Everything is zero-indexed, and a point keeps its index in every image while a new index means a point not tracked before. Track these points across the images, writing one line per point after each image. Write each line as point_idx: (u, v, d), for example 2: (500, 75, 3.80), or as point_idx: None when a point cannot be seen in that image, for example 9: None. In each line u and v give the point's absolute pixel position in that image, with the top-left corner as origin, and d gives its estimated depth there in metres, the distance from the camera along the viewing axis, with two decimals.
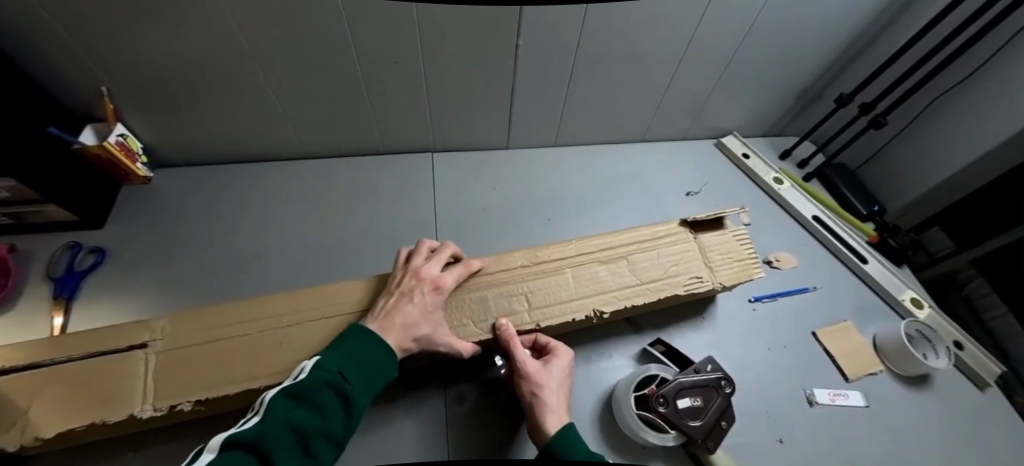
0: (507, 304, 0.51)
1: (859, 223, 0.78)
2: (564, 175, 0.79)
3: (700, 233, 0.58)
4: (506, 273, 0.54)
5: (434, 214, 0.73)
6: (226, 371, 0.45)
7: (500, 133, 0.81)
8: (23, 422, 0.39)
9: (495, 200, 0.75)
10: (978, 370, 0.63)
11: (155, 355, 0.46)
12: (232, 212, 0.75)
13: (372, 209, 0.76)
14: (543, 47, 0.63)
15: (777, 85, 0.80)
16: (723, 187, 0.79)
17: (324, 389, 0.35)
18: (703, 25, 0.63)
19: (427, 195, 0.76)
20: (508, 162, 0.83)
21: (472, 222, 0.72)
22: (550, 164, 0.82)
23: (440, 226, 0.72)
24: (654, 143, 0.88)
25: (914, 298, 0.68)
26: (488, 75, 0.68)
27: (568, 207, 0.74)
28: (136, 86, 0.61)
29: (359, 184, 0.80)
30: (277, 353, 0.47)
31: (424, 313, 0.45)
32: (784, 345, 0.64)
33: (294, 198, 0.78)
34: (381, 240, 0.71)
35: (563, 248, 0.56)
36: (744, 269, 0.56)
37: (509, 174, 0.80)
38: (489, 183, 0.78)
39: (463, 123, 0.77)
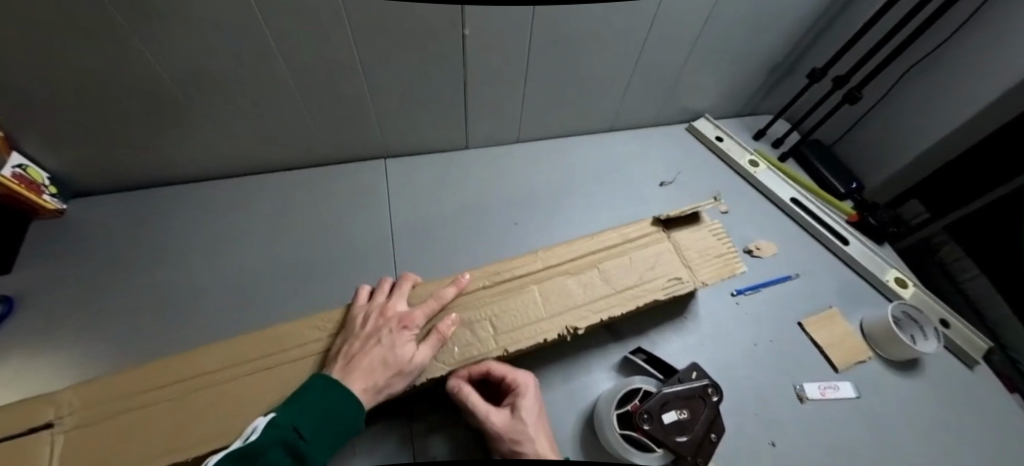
0: (468, 329, 0.45)
1: (836, 202, 0.75)
2: (532, 174, 0.74)
3: (676, 232, 0.54)
4: (467, 295, 0.48)
5: (393, 226, 0.66)
6: (145, 445, 0.36)
7: (459, 133, 0.74)
8: None
9: (457, 207, 0.69)
10: (964, 346, 0.61)
11: (64, 435, 0.36)
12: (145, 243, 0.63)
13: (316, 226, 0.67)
14: (496, 39, 0.57)
15: (749, 61, 0.75)
16: (698, 175, 0.75)
17: (277, 449, 0.30)
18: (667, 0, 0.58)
19: (382, 205, 0.69)
20: (469, 162, 0.76)
21: (432, 233, 0.65)
22: (516, 162, 0.76)
23: (396, 240, 0.64)
24: (624, 132, 0.83)
25: (897, 277, 0.66)
26: (438, 74, 0.61)
27: (537, 208, 0.69)
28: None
29: (301, 199, 0.70)
30: (208, 415, 0.39)
31: (395, 349, 0.39)
32: (771, 339, 0.60)
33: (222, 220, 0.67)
34: (332, 258, 0.63)
35: (528, 263, 0.51)
36: (726, 265, 0.52)
37: (471, 177, 0.73)
38: (450, 188, 0.71)
39: (417, 124, 0.70)
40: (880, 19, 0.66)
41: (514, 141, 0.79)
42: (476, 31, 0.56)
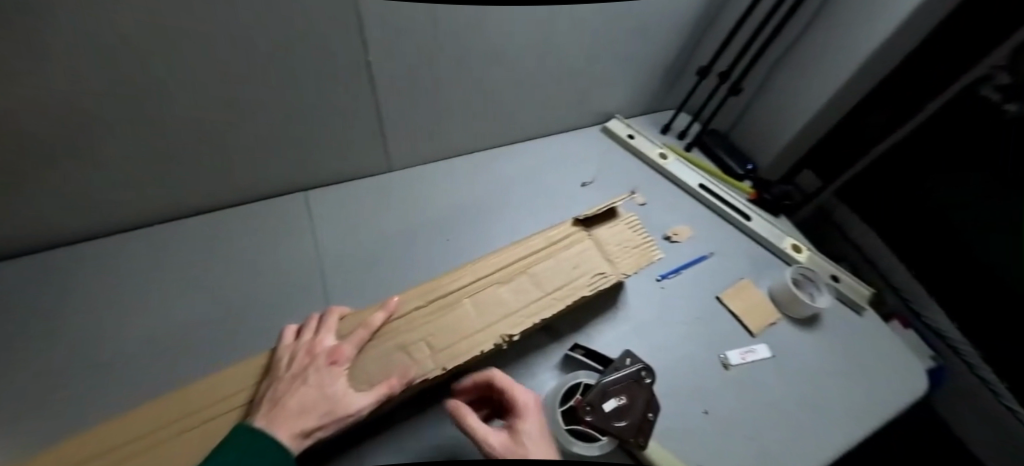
0: (405, 352, 0.44)
1: (736, 183, 0.85)
2: (460, 188, 0.75)
3: (598, 229, 0.57)
4: (400, 318, 0.47)
5: (320, 260, 0.62)
6: None
7: (381, 157, 0.73)
8: None
9: (386, 231, 0.67)
10: (852, 297, 0.71)
11: None
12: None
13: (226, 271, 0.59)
14: (404, 63, 0.59)
15: (646, 62, 0.83)
16: (615, 172, 0.82)
17: None
18: (557, 16, 0.64)
19: (306, 236, 0.65)
20: (394, 184, 0.75)
21: (361, 260, 0.64)
22: (444, 178, 0.77)
23: (326, 273, 0.62)
24: (546, 139, 0.87)
25: (793, 244, 0.75)
26: (348, 102, 0.60)
27: (468, 221, 0.71)
28: None
29: (201, 241, 0.61)
30: None
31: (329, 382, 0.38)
32: (694, 316, 0.66)
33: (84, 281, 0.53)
34: (246, 303, 0.56)
35: (461, 277, 0.51)
36: (643, 255, 0.56)
37: (399, 198, 0.72)
38: (378, 212, 0.70)
39: (334, 154, 0.67)
40: (745, 21, 0.76)
41: (438, 158, 0.80)
42: (379, 54, 0.55)
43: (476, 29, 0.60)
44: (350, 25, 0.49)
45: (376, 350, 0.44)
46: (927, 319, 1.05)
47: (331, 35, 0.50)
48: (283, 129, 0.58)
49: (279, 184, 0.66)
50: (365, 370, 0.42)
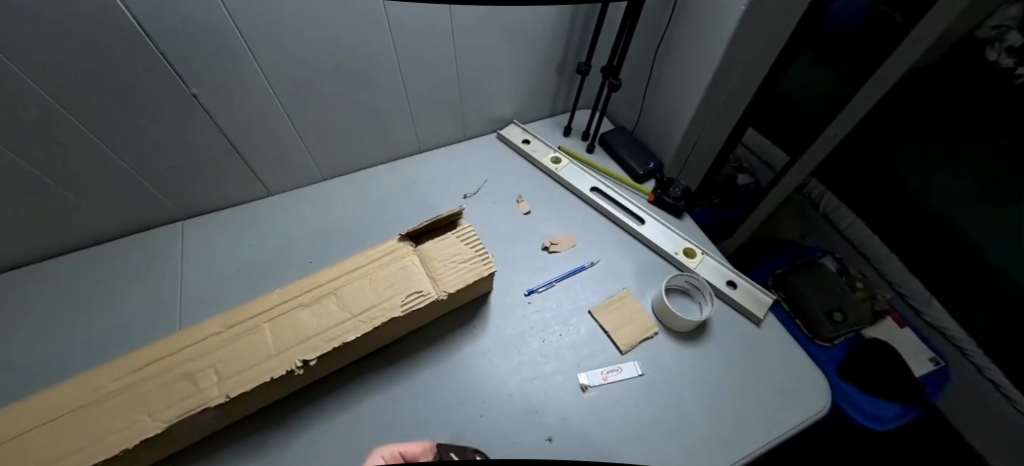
0: (189, 380, 0.44)
1: (637, 184, 0.80)
2: (339, 208, 0.76)
3: (424, 244, 0.56)
4: (196, 346, 0.46)
5: (173, 291, 0.62)
6: None
7: (252, 183, 0.73)
8: None
9: (249, 257, 0.68)
10: (748, 305, 0.64)
11: None
12: None
13: (77, 302, 0.59)
14: (240, 98, 0.59)
15: (526, 64, 0.79)
16: (502, 181, 0.80)
17: None
18: (399, 36, 0.63)
19: (165, 265, 0.65)
20: (273, 207, 0.75)
21: (218, 285, 0.63)
22: (325, 199, 0.77)
23: (181, 298, 0.62)
24: (436, 150, 0.88)
25: (686, 248, 0.70)
26: (196, 141, 0.61)
27: (338, 240, 0.71)
28: None
29: (63, 274, 0.62)
30: None
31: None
32: (561, 333, 0.62)
33: None
34: (92, 336, 0.57)
35: (266, 300, 0.50)
36: (471, 270, 0.54)
37: (274, 221, 0.73)
38: (249, 236, 0.70)
39: (197, 184, 0.67)
40: (612, 14, 0.73)
41: (322, 179, 0.80)
42: (208, 91, 0.55)
43: (313, 58, 0.59)
44: (158, 74, 0.50)
45: (162, 376, 0.44)
46: (927, 316, 1.01)
47: (144, 82, 0.50)
48: (129, 171, 0.59)
49: (145, 219, 0.68)
50: (138, 401, 0.42)
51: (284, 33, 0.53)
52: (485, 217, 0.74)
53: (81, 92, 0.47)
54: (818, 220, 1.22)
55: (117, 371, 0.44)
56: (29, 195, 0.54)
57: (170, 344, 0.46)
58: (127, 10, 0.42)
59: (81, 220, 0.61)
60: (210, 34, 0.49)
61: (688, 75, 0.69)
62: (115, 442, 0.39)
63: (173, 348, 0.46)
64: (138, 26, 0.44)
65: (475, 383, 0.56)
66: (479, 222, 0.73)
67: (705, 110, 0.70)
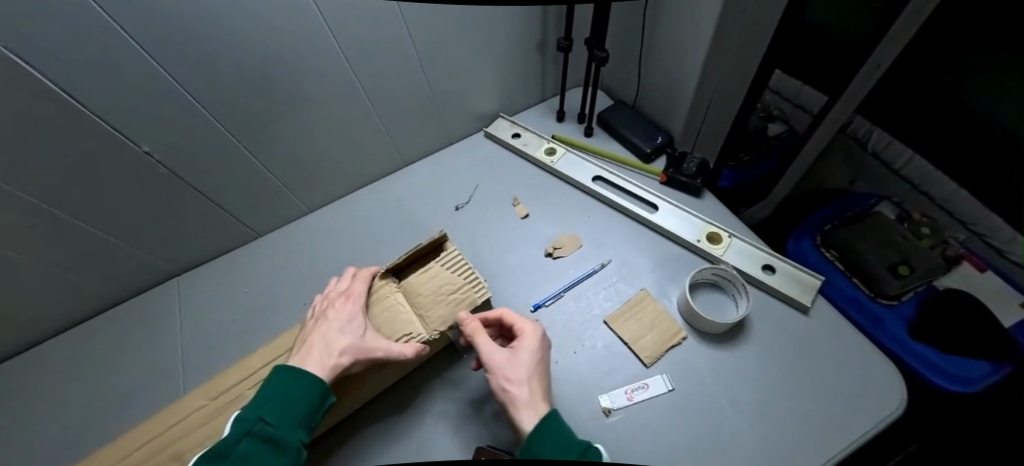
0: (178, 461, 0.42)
1: (646, 166, 0.70)
2: (327, 240, 0.72)
3: (407, 279, 0.51)
4: (185, 422, 0.45)
5: (178, 350, 0.62)
6: None
7: (238, 228, 0.70)
8: None
9: (247, 304, 0.66)
10: (789, 292, 0.56)
11: None
12: None
13: (91, 375, 0.60)
14: (195, 148, 0.55)
15: (502, 51, 0.70)
16: (493, 184, 0.73)
17: (248, 440, 0.34)
18: (352, 55, 0.57)
19: (167, 325, 0.65)
20: (263, 249, 0.73)
21: (218, 341, 0.62)
22: (313, 231, 0.74)
23: (185, 358, 0.61)
24: (421, 160, 0.81)
25: (710, 233, 0.61)
26: (166, 199, 0.58)
27: (330, 274, 0.68)
28: None
29: (76, 348, 0.63)
30: None
31: (337, 336, 0.43)
32: (575, 351, 0.55)
33: None
34: (106, 409, 0.57)
35: (251, 364, 0.49)
36: (460, 301, 0.48)
37: (265, 262, 0.70)
38: (241, 284, 0.68)
39: (181, 240, 0.65)
40: None
41: (309, 210, 0.77)
42: (160, 147, 0.51)
43: (263, 94, 0.54)
44: (102, 142, 0.46)
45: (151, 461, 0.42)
46: (1010, 255, 0.77)
47: (95, 153, 0.47)
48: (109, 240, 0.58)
49: (141, 281, 0.67)
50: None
51: (223, 73, 0.48)
52: (479, 229, 0.67)
53: (28, 174, 0.44)
54: (867, 162, 1.03)
55: (115, 456, 0.43)
56: (20, 284, 0.54)
57: (159, 425, 0.45)
58: (44, 77, 0.38)
59: (76, 295, 0.61)
60: (145, 90, 0.45)
61: (687, 31, 0.58)
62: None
63: (160, 429, 0.44)
64: (64, 97, 0.40)
65: (485, 420, 0.51)
66: (474, 236, 0.67)
67: (716, 66, 0.59)
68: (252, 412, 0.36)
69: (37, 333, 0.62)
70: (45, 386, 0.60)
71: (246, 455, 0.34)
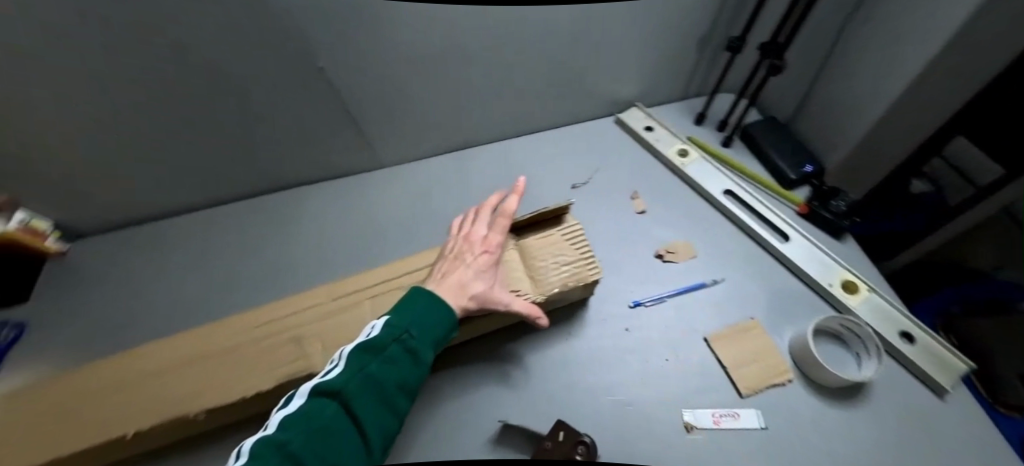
0: (292, 345, 0.48)
1: (786, 192, 0.65)
2: (441, 186, 0.75)
3: (526, 239, 0.53)
4: (311, 311, 0.51)
5: (300, 250, 0.69)
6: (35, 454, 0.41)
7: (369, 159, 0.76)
8: None
9: (364, 226, 0.71)
10: (929, 370, 0.50)
11: None
12: (76, 279, 0.65)
13: (230, 250, 0.69)
14: (362, 70, 0.58)
15: (664, 38, 0.67)
16: (614, 172, 0.71)
17: (398, 344, 0.37)
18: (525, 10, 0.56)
19: (292, 225, 0.72)
20: (383, 180, 0.78)
21: (335, 252, 0.68)
22: (430, 175, 0.78)
23: (306, 258, 0.68)
24: (542, 132, 0.82)
25: (846, 281, 0.56)
26: (323, 111, 0.63)
27: (439, 217, 0.71)
28: None
29: (220, 224, 0.72)
30: (96, 425, 0.42)
31: (466, 276, 0.45)
32: (669, 357, 0.53)
33: (143, 252, 0.68)
34: (239, 282, 0.65)
35: (368, 279, 0.54)
36: (574, 274, 0.49)
37: (383, 194, 0.75)
38: (361, 206, 0.74)
39: (320, 153, 0.71)
40: None
41: (428, 155, 0.80)
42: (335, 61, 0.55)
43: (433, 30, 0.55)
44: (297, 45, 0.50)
45: (276, 339, 0.49)
46: None
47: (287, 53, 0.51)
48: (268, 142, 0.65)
49: (277, 182, 0.74)
50: (259, 356, 0.47)
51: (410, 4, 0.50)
52: (592, 213, 0.67)
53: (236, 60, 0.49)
54: None
55: (253, 324, 0.51)
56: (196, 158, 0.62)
57: (289, 307, 0.51)
58: None
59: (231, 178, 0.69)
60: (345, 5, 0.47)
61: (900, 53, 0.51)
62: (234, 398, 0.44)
63: (290, 311, 0.51)
64: (280, 5, 0.44)
65: (568, 398, 0.50)
66: (585, 217, 0.66)
67: None
68: (402, 321, 0.38)
69: (192, 204, 0.72)
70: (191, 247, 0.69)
71: (395, 356, 0.36)
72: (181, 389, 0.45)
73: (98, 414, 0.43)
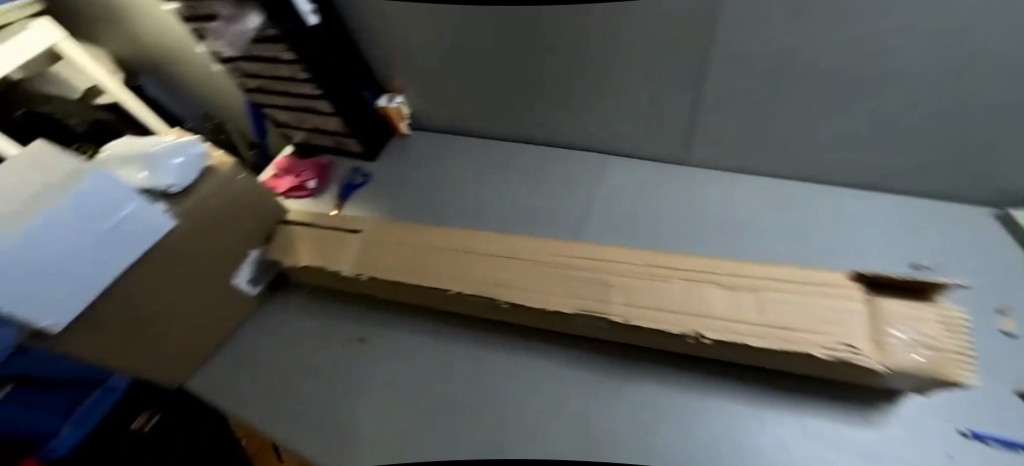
0: (580, 284, 0.49)
1: None
2: (752, 203, 0.64)
3: (886, 301, 0.39)
4: (622, 264, 0.51)
5: (584, 203, 0.71)
6: (404, 267, 0.55)
7: (661, 150, 0.71)
8: (296, 254, 0.58)
9: (657, 207, 0.67)
10: None
11: (365, 239, 0.59)
12: (425, 159, 0.85)
13: (529, 180, 0.77)
14: (745, 62, 0.51)
15: None
16: (970, 262, 0.52)
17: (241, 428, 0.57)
18: None
19: (583, 181, 0.75)
20: (684, 175, 0.71)
21: (622, 218, 0.67)
22: (741, 186, 0.67)
23: (592, 212, 0.69)
24: (920, 197, 0.59)
25: None
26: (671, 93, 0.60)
27: (747, 233, 0.61)
28: (408, 57, 0.76)
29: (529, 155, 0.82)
30: (441, 268, 0.54)
31: None
32: None
33: (471, 156, 0.83)
34: (529, 210, 0.73)
35: (681, 260, 0.50)
36: (941, 371, 0.32)
37: (687, 187, 0.69)
38: (659, 187, 0.70)
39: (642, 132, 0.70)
40: None
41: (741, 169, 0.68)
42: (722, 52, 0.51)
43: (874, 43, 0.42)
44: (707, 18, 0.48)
45: (566, 271, 0.52)
46: None
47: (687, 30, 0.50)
48: (580, 99, 0.70)
49: (587, 143, 0.79)
50: (549, 280, 0.51)
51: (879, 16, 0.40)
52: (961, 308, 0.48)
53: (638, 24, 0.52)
54: None
55: (546, 251, 0.55)
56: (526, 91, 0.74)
57: (601, 253, 0.53)
58: None
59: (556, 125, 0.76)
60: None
61: None
62: (525, 306, 0.49)
63: (601, 256, 0.52)
64: None
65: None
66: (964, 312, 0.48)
67: None
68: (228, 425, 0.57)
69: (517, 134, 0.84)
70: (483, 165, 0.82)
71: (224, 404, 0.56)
72: (500, 273, 0.52)
73: (428, 265, 0.55)
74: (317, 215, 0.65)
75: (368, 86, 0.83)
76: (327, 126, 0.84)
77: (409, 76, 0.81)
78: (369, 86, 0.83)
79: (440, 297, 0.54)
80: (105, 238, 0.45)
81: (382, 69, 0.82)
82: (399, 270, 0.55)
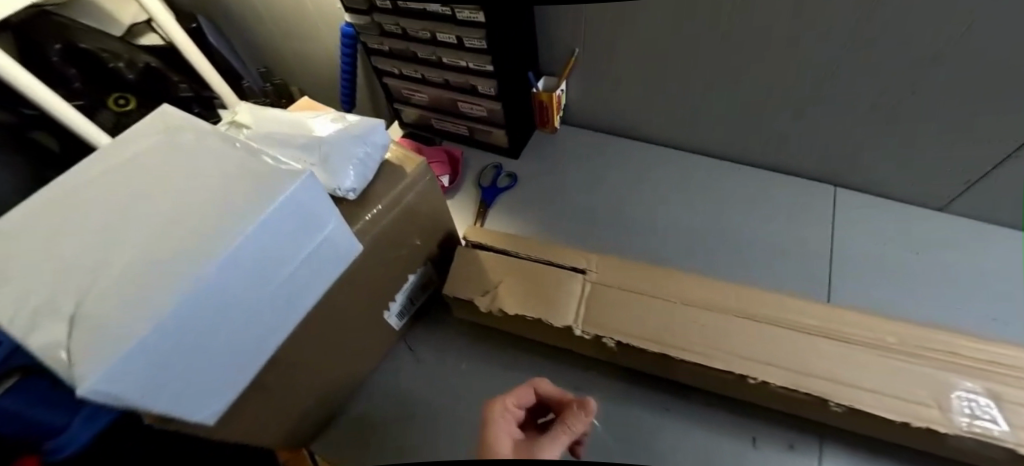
0: (965, 394, 0.33)
1: None
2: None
3: None
4: (1012, 366, 0.34)
5: (805, 248, 0.58)
6: (661, 331, 0.38)
7: (908, 191, 0.58)
8: (493, 293, 0.42)
9: (902, 265, 0.56)
10: None
11: (591, 282, 0.42)
12: (586, 167, 0.70)
13: (724, 207, 0.63)
14: None
15: None
16: None
17: None
18: None
19: (797, 216, 0.62)
20: (928, 228, 0.58)
21: (866, 271, 0.56)
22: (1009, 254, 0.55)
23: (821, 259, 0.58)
24: None
25: None
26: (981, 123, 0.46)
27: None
28: (599, 35, 0.58)
29: (719, 173, 0.67)
30: (722, 340, 0.37)
31: None
32: None
33: (646, 169, 0.69)
34: (735, 247, 0.60)
35: None
36: None
37: (940, 243, 0.56)
38: (900, 239, 0.58)
39: (896, 166, 0.56)
40: None
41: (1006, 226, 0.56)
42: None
43: None
44: None
45: (930, 369, 0.34)
46: None
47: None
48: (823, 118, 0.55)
49: (797, 169, 0.64)
50: (903, 377, 0.35)
51: None
52: None
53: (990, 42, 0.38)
54: None
55: (878, 329, 0.37)
56: (756, 97, 0.56)
57: (969, 343, 0.36)
58: None
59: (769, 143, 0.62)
60: None
61: None
62: (872, 412, 0.34)
63: (970, 347, 0.36)
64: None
65: None
66: None
67: None
68: None
69: (702, 147, 0.68)
70: (663, 179, 0.67)
71: None
72: (817, 359, 0.36)
73: (702, 332, 0.38)
74: (500, 233, 0.47)
75: (529, 65, 0.65)
76: (473, 111, 0.68)
77: (586, 60, 0.63)
78: (530, 65, 0.65)
79: (707, 378, 0.39)
80: (290, 279, 0.28)
81: (554, 41, 0.62)
82: (658, 334, 0.38)
